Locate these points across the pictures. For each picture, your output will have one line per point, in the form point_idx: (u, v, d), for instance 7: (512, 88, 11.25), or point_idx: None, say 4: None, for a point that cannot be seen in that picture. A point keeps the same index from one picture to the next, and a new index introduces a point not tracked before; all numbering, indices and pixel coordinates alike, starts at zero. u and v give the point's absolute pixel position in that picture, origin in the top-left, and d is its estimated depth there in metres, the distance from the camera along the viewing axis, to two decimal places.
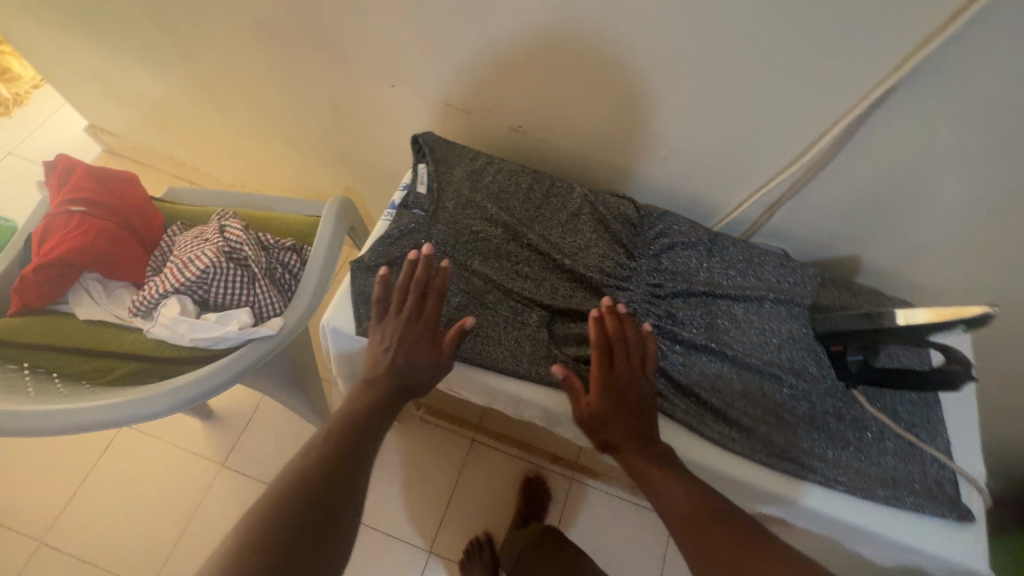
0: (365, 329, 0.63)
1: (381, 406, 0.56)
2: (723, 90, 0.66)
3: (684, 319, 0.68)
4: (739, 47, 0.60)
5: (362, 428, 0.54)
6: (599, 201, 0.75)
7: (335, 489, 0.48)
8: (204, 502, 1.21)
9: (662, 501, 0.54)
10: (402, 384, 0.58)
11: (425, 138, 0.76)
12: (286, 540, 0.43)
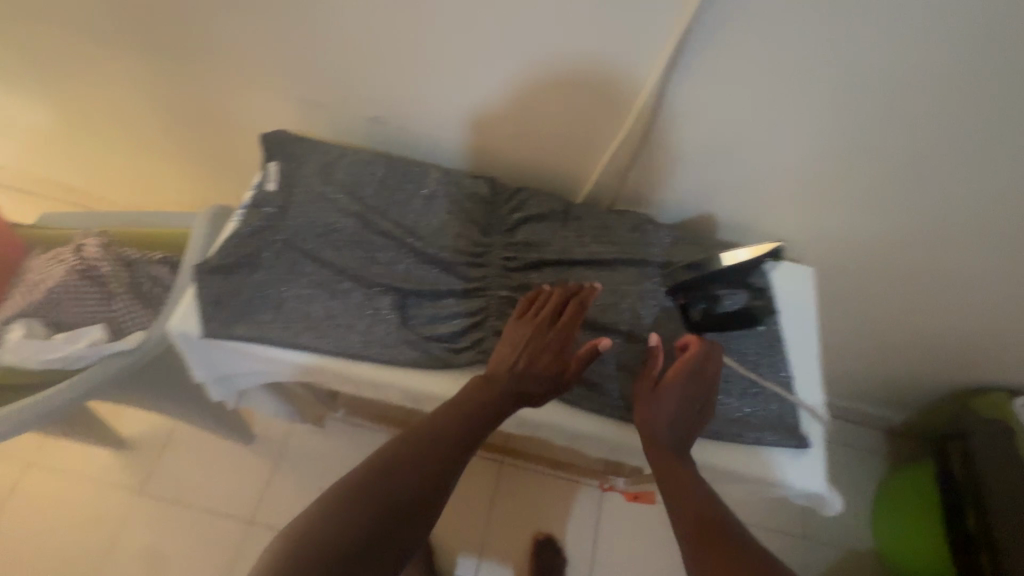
0: (211, 331, 0.63)
1: (484, 414, 0.59)
2: (546, 58, 0.69)
3: (538, 288, 0.70)
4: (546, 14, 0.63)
5: (464, 431, 0.59)
6: (454, 183, 0.77)
7: (431, 475, 0.56)
8: (125, 533, 1.19)
9: (680, 503, 0.58)
10: (517, 393, 0.61)
11: (274, 136, 0.76)
12: (383, 502, 0.53)
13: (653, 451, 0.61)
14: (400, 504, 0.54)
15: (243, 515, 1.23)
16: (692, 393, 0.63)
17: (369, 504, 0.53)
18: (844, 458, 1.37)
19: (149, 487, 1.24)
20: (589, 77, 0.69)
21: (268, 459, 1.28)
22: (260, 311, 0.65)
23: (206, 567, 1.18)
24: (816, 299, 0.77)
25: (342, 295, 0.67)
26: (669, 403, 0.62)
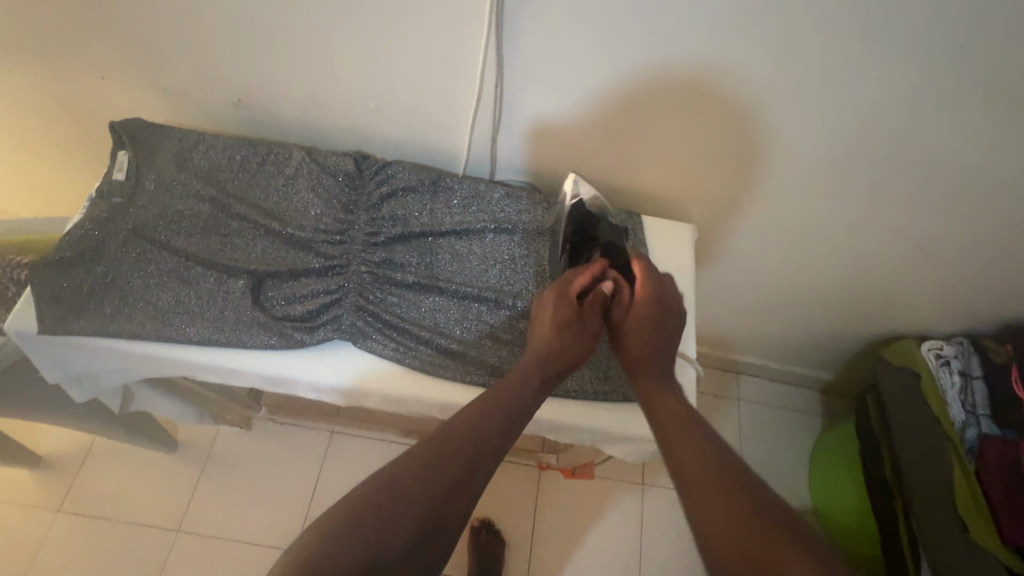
0: (47, 327, 0.60)
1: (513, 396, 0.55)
2: (388, 21, 0.68)
3: (402, 262, 0.69)
4: None
5: (489, 426, 0.51)
6: (317, 161, 0.75)
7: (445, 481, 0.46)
8: (43, 557, 1.15)
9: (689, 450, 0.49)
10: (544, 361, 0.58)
11: (122, 124, 0.73)
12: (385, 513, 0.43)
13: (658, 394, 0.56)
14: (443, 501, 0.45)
15: (170, 525, 1.19)
16: (656, 319, 0.60)
17: (366, 508, 0.43)
18: (780, 419, 1.38)
19: (69, 505, 1.20)
20: (435, 38, 0.68)
21: (193, 468, 1.25)
22: (104, 302, 0.63)
23: None
24: (692, 253, 0.77)
25: (191, 281, 0.65)
26: (642, 327, 0.60)
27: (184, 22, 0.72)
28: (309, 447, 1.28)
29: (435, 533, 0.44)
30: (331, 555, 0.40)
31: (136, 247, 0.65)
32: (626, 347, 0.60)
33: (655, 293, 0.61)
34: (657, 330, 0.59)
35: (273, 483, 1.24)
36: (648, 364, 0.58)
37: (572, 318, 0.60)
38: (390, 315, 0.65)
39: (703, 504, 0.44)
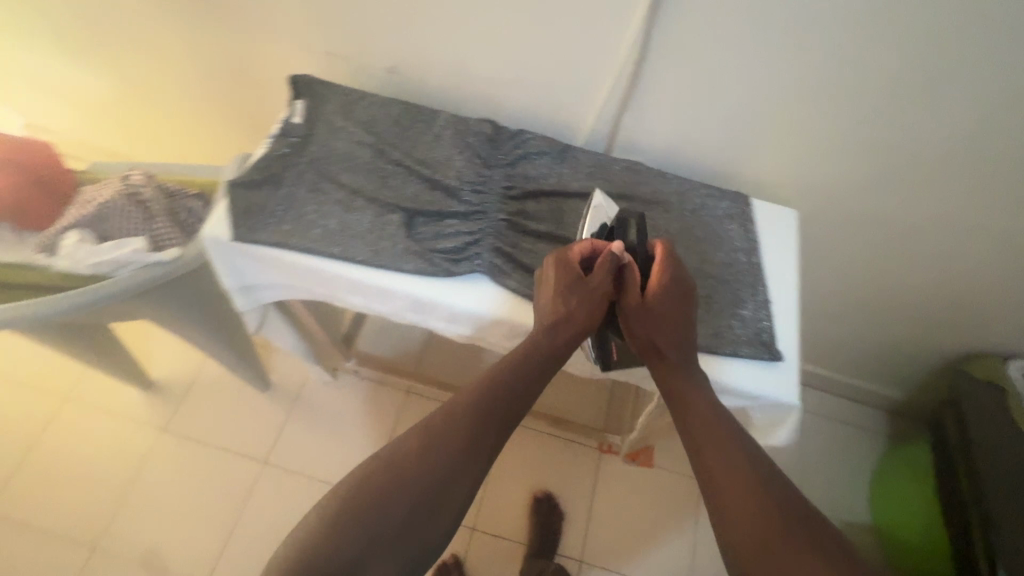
0: (240, 236, 0.71)
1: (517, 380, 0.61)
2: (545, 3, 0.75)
3: (533, 215, 0.77)
4: None
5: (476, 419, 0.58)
6: (461, 123, 0.84)
7: (433, 467, 0.55)
8: (146, 467, 1.26)
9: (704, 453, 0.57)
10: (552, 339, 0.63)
11: (301, 78, 0.84)
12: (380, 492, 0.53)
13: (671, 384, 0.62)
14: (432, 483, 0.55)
15: (258, 456, 1.29)
16: (670, 306, 0.63)
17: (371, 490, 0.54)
18: (846, 435, 1.37)
19: (172, 427, 1.31)
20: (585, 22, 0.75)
21: (282, 408, 1.35)
22: (281, 221, 0.73)
23: (222, 502, 1.24)
24: (796, 238, 0.81)
25: (356, 212, 0.74)
26: (655, 312, 0.62)
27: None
28: (387, 402, 1.37)
29: (431, 509, 0.54)
30: (340, 534, 0.51)
31: (312, 179, 0.76)
32: (636, 331, 0.64)
33: (671, 279, 0.63)
34: (667, 317, 0.63)
35: (351, 432, 1.33)
36: (662, 355, 0.63)
37: (576, 300, 0.64)
38: (523, 257, 0.73)
39: (729, 508, 0.53)
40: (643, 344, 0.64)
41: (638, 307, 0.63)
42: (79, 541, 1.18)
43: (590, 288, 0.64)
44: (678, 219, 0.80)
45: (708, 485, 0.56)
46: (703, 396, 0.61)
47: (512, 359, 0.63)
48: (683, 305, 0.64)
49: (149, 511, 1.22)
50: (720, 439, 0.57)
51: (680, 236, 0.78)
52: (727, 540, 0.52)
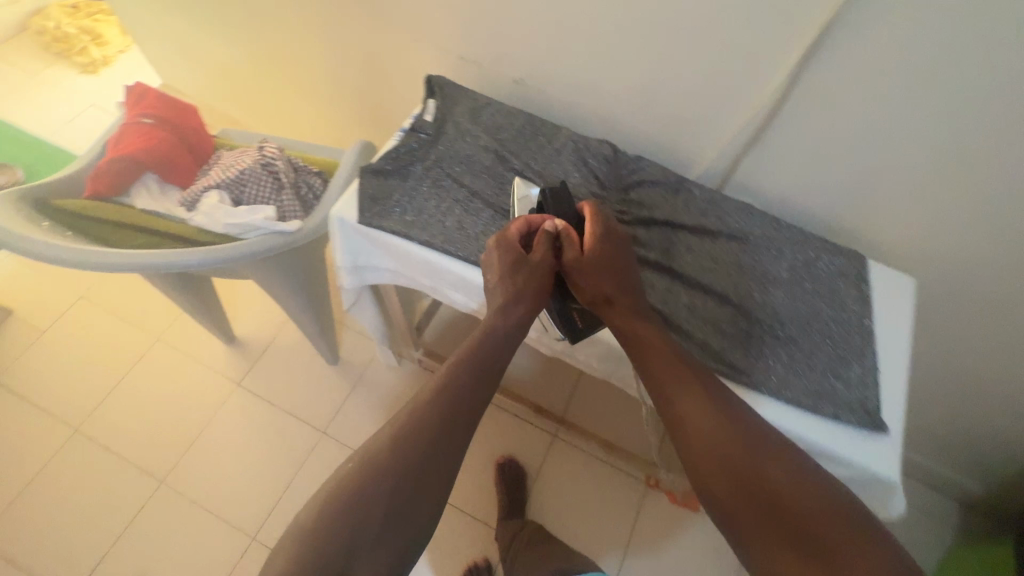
0: (367, 219, 0.75)
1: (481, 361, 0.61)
2: (690, 38, 0.76)
3: (643, 241, 0.77)
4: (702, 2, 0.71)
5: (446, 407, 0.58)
6: (581, 141, 0.85)
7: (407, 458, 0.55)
8: (216, 416, 1.33)
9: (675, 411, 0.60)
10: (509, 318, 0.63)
11: (436, 80, 0.89)
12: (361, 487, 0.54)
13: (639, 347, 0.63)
14: (407, 472, 0.55)
15: (318, 426, 1.34)
16: (612, 264, 0.66)
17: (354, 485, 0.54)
18: (917, 522, 1.26)
19: (245, 382, 1.38)
20: (728, 59, 0.75)
21: (346, 383, 1.40)
22: (404, 211, 0.76)
23: (279, 464, 1.29)
24: (914, 306, 0.77)
25: (473, 214, 0.77)
26: (601, 272, 0.65)
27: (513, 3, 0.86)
28: None
29: (412, 502, 0.54)
30: (328, 531, 0.52)
31: (436, 177, 0.79)
32: (583, 288, 0.66)
33: (604, 241, 0.67)
34: (607, 265, 0.65)
35: None
36: (612, 303, 0.65)
37: (524, 275, 0.64)
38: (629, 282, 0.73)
39: (695, 441, 0.58)
40: (596, 297, 0.65)
41: (581, 262, 0.65)
42: (148, 474, 1.26)
43: (535, 264, 0.65)
44: (790, 267, 0.77)
45: (674, 424, 0.60)
46: (652, 331, 0.64)
47: (470, 351, 0.62)
48: (614, 250, 0.67)
49: (213, 458, 1.28)
50: (674, 374, 0.61)
51: (791, 285, 0.76)
52: (699, 479, 0.57)
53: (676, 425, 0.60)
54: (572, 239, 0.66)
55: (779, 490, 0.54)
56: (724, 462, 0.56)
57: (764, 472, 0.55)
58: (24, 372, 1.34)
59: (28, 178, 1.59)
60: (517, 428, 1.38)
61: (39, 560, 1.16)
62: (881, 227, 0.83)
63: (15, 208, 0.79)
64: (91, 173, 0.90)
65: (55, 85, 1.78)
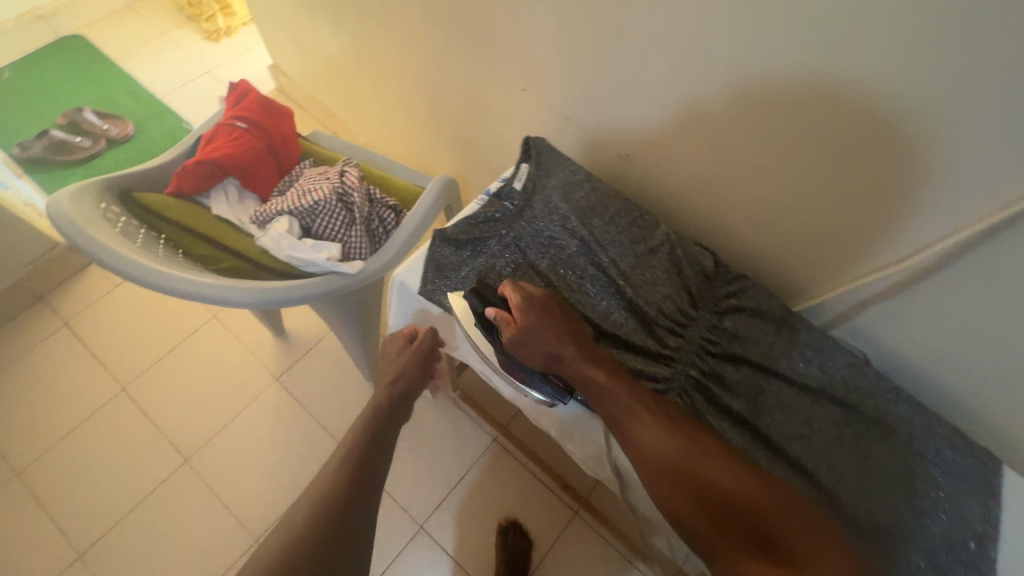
0: (427, 292, 0.71)
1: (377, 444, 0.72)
2: (835, 169, 0.65)
3: (729, 384, 0.66)
4: (861, 139, 0.61)
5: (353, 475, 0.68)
6: (680, 244, 0.75)
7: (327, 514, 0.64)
8: (249, 407, 1.34)
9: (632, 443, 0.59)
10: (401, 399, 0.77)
11: (534, 141, 0.81)
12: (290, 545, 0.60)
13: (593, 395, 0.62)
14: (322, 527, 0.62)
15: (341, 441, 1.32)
16: (547, 323, 0.63)
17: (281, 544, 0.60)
18: None
19: (283, 378, 1.38)
20: (877, 204, 0.64)
21: None
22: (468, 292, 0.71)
23: (295, 470, 1.28)
24: None
25: None
26: (539, 337, 0.63)
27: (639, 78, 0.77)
28: (473, 441, 1.34)
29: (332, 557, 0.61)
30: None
31: (510, 258, 0.72)
32: (530, 356, 0.64)
33: (530, 306, 0.64)
34: (545, 331, 0.63)
35: (430, 455, 1.32)
36: (560, 358, 0.63)
37: (410, 361, 0.77)
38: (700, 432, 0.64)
39: (661, 465, 0.56)
40: (546, 359, 0.63)
41: (519, 336, 0.63)
42: (176, 449, 1.29)
43: (415, 354, 0.77)
44: (900, 457, 0.64)
45: (637, 456, 0.58)
46: (602, 372, 0.62)
47: (360, 431, 0.74)
48: (550, 312, 0.65)
49: (237, 449, 1.30)
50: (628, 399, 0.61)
51: (896, 478, 0.63)
52: (669, 506, 0.55)
53: (637, 453, 0.58)
54: (503, 318, 0.64)
55: (742, 498, 0.54)
56: (687, 484, 0.56)
57: (725, 479, 0.56)
58: (93, 320, 1.42)
59: (137, 133, 1.68)
60: (536, 494, 1.28)
61: (63, 507, 1.22)
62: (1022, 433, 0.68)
63: (96, 204, 0.79)
64: (177, 171, 0.90)
65: (180, 48, 1.87)
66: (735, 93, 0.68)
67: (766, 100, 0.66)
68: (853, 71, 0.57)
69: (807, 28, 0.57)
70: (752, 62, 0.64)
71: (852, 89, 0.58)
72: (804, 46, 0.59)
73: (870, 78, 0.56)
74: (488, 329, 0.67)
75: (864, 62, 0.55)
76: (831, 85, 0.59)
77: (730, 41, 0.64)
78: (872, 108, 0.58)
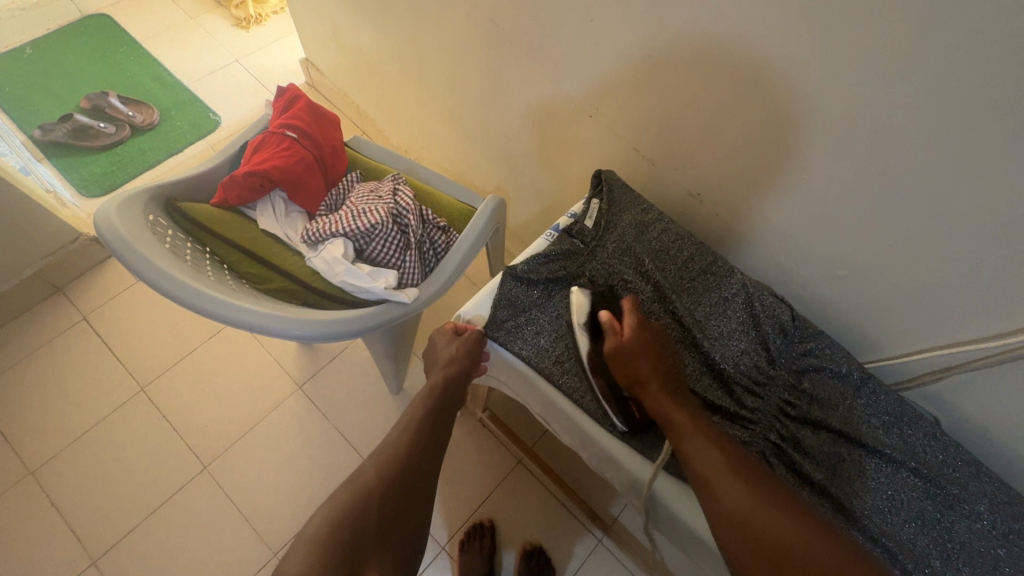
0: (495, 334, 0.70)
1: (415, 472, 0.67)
2: (938, 240, 0.63)
3: (809, 450, 0.64)
4: (978, 214, 0.58)
5: (394, 506, 0.64)
6: (757, 295, 0.71)
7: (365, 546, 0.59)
8: (271, 414, 1.31)
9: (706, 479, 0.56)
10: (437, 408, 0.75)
11: (606, 175, 0.78)
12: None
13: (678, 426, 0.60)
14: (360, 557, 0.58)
15: (363, 454, 1.28)
16: (655, 352, 0.65)
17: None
18: None
19: (305, 387, 1.35)
20: (981, 277, 0.62)
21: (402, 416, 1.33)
22: (541, 334, 0.70)
23: (315, 480, 1.24)
24: None
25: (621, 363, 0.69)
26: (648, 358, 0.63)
27: (723, 125, 0.74)
28: (498, 461, 1.31)
29: None
30: None
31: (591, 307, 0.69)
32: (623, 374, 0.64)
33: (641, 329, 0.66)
34: (648, 357, 0.64)
35: (455, 472, 1.30)
36: (645, 387, 0.62)
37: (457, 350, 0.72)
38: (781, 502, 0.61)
39: (732, 513, 0.54)
40: (632, 382, 0.64)
41: (621, 353, 0.64)
42: (194, 454, 1.25)
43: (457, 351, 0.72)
44: (989, 538, 0.61)
45: (713, 502, 0.55)
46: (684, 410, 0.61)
47: (399, 443, 0.70)
48: (652, 348, 0.64)
49: (257, 457, 1.26)
50: (706, 442, 0.58)
51: (983, 560, 0.60)
52: (730, 555, 0.53)
53: (715, 502, 0.55)
54: (611, 327, 0.66)
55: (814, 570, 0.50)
56: (752, 538, 0.52)
57: (807, 544, 0.51)
58: (115, 316, 1.38)
59: (162, 122, 1.63)
60: (560, 520, 1.26)
61: (74, 509, 1.18)
62: None
63: (144, 216, 0.75)
64: (223, 180, 0.85)
65: (209, 35, 1.81)
66: (839, 156, 0.65)
67: (874, 165, 0.63)
68: (987, 149, 0.54)
69: (945, 89, 0.53)
70: (865, 126, 0.61)
71: (981, 164, 0.55)
72: (934, 117, 0.56)
73: (1008, 155, 0.53)
74: (592, 334, 0.67)
75: (1005, 139, 0.52)
76: (964, 155, 0.56)
77: (843, 104, 0.61)
78: (1007, 177, 0.54)
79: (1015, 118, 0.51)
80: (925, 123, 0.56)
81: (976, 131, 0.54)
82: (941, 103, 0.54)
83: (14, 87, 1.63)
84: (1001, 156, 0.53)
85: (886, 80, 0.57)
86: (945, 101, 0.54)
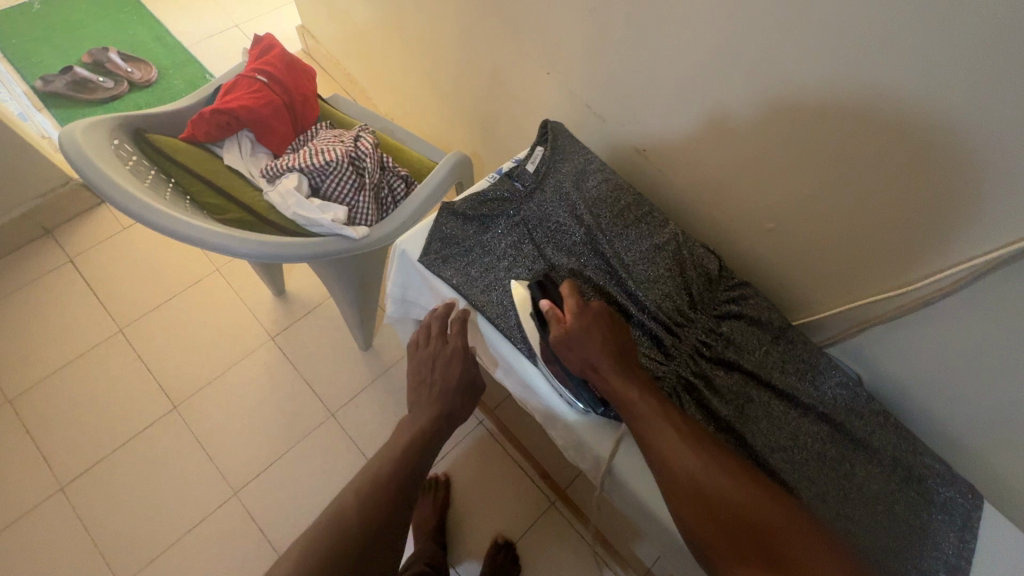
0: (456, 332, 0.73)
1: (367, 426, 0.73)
2: (851, 182, 0.65)
3: (719, 388, 0.66)
4: (884, 148, 0.60)
5: None
6: (687, 245, 0.75)
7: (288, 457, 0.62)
8: (243, 361, 1.35)
9: (668, 458, 0.55)
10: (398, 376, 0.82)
11: (553, 126, 0.81)
12: None
13: (630, 408, 0.58)
14: None
15: (328, 404, 1.31)
16: (597, 332, 0.61)
17: None
18: None
19: (277, 338, 1.39)
20: (892, 220, 0.63)
21: (369, 371, 1.36)
22: (472, 265, 0.72)
23: (279, 426, 1.28)
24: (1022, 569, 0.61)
25: None
26: (592, 343, 0.60)
27: (664, 75, 0.77)
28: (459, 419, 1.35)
29: None
30: None
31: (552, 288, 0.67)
32: (570, 360, 0.62)
33: (590, 317, 0.62)
34: (588, 339, 0.60)
35: None
36: (596, 369, 0.60)
37: (433, 356, 0.74)
38: None
39: (691, 490, 0.53)
40: (582, 366, 0.61)
41: (565, 337, 0.61)
42: (165, 394, 1.29)
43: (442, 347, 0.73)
44: (883, 482, 0.64)
45: (667, 476, 0.55)
46: (637, 388, 0.58)
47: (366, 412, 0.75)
48: (595, 332, 0.61)
49: (226, 401, 1.30)
50: (660, 420, 0.57)
51: (876, 501, 0.63)
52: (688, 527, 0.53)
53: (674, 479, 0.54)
54: (554, 314, 0.63)
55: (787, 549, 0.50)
56: (725, 525, 0.51)
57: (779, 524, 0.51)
58: (98, 261, 1.43)
59: (159, 79, 1.68)
60: (514, 479, 1.29)
61: (46, 438, 1.22)
62: (996, 463, 0.69)
63: (109, 140, 0.79)
64: (193, 117, 0.89)
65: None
66: (765, 103, 0.67)
67: (796, 105, 0.65)
68: (895, 82, 0.55)
69: (847, 19, 0.55)
70: (787, 64, 0.63)
71: (882, 96, 0.57)
72: (846, 48, 0.57)
73: (911, 88, 0.54)
74: (538, 322, 0.65)
75: (909, 70, 0.54)
76: (867, 86, 0.58)
77: (765, 39, 0.63)
78: (906, 106, 0.56)
79: (911, 44, 0.52)
80: (839, 57, 0.58)
81: (883, 64, 0.55)
82: (848, 31, 0.56)
83: (20, 41, 1.69)
84: (897, 89, 0.55)
85: (797, 14, 0.59)
86: (857, 34, 0.55)
